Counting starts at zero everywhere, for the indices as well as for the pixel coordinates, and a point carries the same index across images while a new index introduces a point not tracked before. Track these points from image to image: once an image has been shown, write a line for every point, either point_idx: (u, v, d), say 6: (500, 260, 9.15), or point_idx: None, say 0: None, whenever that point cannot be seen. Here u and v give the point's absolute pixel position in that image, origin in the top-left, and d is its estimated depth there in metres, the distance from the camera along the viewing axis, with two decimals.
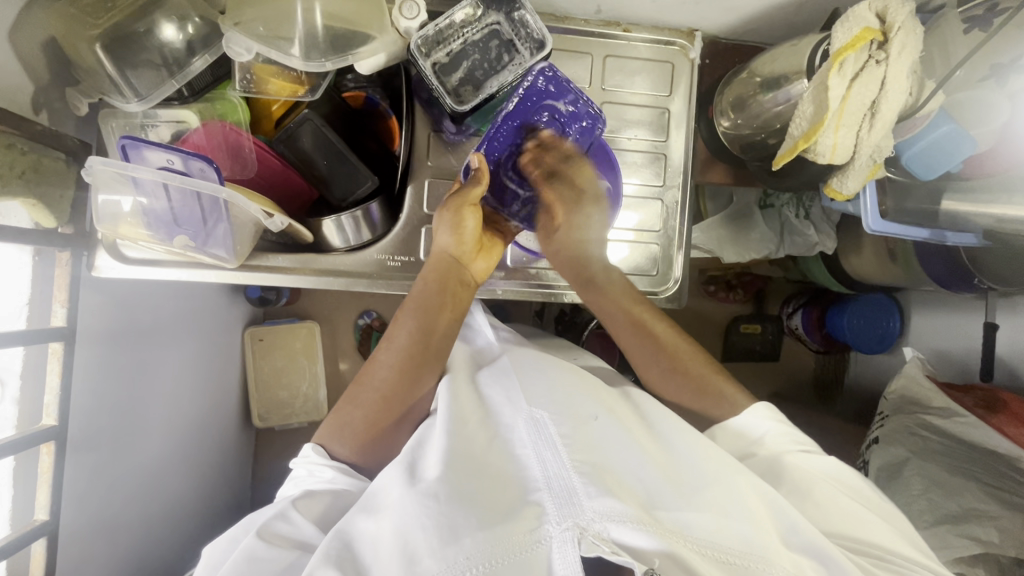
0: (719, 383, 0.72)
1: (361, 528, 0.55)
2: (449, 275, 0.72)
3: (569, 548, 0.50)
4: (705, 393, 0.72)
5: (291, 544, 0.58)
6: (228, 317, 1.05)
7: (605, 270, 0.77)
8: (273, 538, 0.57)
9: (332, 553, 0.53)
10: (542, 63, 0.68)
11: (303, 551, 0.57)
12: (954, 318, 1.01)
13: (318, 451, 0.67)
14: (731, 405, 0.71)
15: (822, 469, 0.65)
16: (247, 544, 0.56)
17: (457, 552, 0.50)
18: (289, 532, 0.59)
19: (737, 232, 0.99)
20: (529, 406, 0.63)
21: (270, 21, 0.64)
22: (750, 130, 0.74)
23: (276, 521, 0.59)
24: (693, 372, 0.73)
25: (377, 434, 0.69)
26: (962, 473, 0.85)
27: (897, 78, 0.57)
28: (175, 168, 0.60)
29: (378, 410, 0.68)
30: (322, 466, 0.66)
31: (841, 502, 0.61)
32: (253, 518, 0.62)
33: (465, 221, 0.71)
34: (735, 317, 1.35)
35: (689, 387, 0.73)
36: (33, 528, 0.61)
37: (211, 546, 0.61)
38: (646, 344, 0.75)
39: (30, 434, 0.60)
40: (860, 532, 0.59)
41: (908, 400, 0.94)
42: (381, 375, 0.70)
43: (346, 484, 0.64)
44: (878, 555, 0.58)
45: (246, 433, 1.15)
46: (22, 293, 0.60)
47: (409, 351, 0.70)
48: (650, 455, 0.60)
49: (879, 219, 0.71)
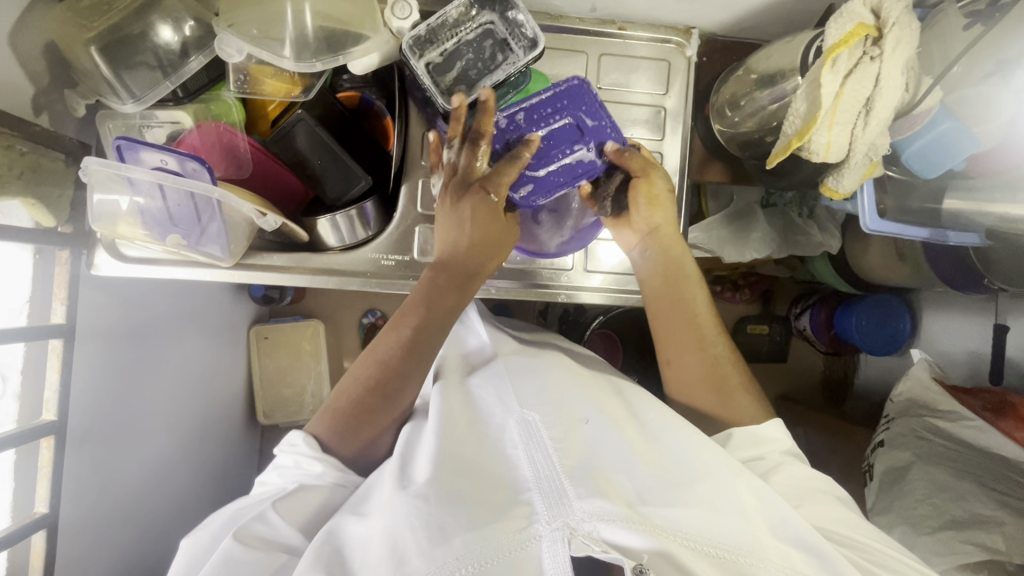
0: (739, 390, 0.71)
1: (352, 532, 0.55)
2: (460, 276, 0.70)
3: (559, 547, 0.50)
4: (723, 395, 0.71)
5: (272, 546, 0.59)
6: (232, 314, 1.06)
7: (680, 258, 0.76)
8: (250, 540, 0.57)
9: (322, 558, 0.53)
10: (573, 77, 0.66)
11: (288, 555, 0.59)
12: (964, 319, 0.99)
13: (307, 442, 0.65)
14: (744, 412, 0.70)
15: (803, 472, 0.65)
16: (225, 547, 0.56)
17: (446, 553, 0.50)
18: (267, 534, 0.59)
19: (739, 233, 0.97)
20: (521, 407, 0.63)
21: (263, 23, 0.64)
22: (746, 128, 0.73)
23: (254, 522, 0.59)
24: (719, 374, 0.72)
25: (366, 429, 0.67)
26: (968, 477, 0.83)
27: (892, 75, 0.56)
28: (170, 168, 0.61)
29: (370, 406, 0.67)
30: (311, 460, 0.64)
31: (823, 501, 0.62)
32: (238, 513, 0.62)
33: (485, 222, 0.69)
34: (742, 318, 1.33)
35: (709, 386, 0.72)
36: (33, 520, 0.62)
37: (191, 539, 0.62)
38: (684, 332, 0.74)
39: (30, 428, 0.61)
40: (844, 529, 0.60)
41: (918, 403, 0.93)
42: (372, 373, 0.68)
43: (334, 482, 0.64)
44: (862, 548, 0.58)
45: (252, 430, 1.17)
46: (21, 291, 0.62)
47: (407, 351, 0.68)
48: (634, 444, 0.60)
49: (876, 219, 0.70)
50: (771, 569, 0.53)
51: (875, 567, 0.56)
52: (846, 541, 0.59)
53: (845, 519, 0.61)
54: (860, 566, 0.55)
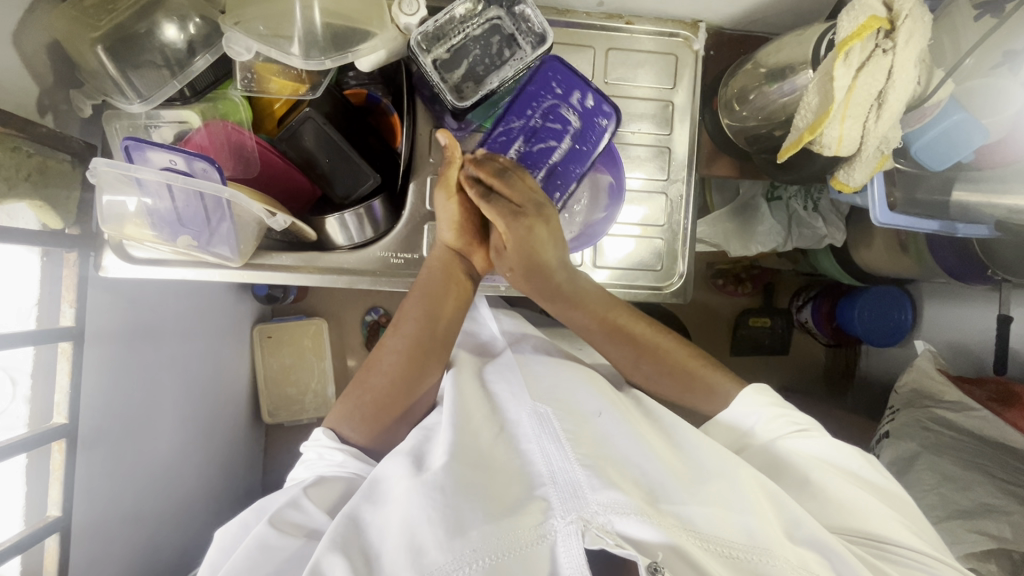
0: (710, 374, 0.72)
1: (369, 518, 0.54)
2: (453, 265, 0.74)
3: (573, 540, 0.49)
4: (694, 385, 0.72)
5: (301, 532, 0.57)
6: (235, 314, 1.05)
7: (580, 286, 0.74)
8: (284, 526, 0.56)
9: (337, 539, 0.52)
10: (591, 95, 0.72)
11: (309, 539, 0.56)
12: (963, 310, 1.01)
13: (329, 435, 0.67)
14: (723, 396, 0.70)
15: (822, 456, 0.64)
16: (259, 532, 0.55)
17: (463, 545, 0.48)
18: (302, 520, 0.58)
19: (744, 227, 0.98)
20: (534, 400, 0.62)
21: (270, 20, 0.64)
22: (756, 122, 0.73)
23: (289, 509, 0.58)
24: (682, 364, 0.72)
25: (387, 416, 0.69)
26: (974, 467, 0.84)
27: (904, 68, 0.56)
28: (178, 168, 0.60)
29: (388, 392, 0.69)
30: (333, 449, 0.65)
31: (842, 491, 0.60)
32: (266, 503, 0.62)
33: (450, 210, 0.71)
34: (744, 310, 1.32)
35: (676, 381, 0.72)
36: (46, 524, 0.62)
37: (223, 530, 0.61)
38: (624, 346, 0.73)
39: (42, 432, 0.61)
40: (866, 524, 0.58)
41: (922, 394, 0.92)
42: (387, 359, 0.70)
43: (355, 470, 0.64)
44: (880, 545, 0.57)
45: (255, 430, 1.16)
46: (30, 294, 0.61)
47: (417, 334, 0.71)
48: (657, 450, 0.59)
49: (886, 211, 0.71)
50: (785, 566, 0.51)
51: (883, 564, 0.55)
52: (864, 540, 0.57)
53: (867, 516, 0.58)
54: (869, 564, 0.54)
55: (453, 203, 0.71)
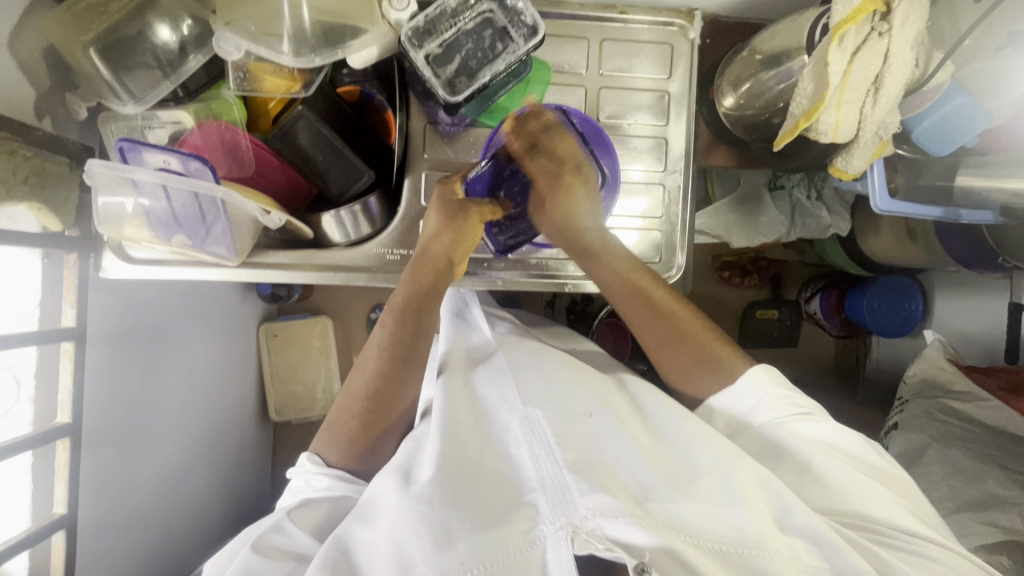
0: (714, 346, 0.71)
1: (357, 535, 0.54)
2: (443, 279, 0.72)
3: (562, 546, 0.49)
4: (702, 357, 0.71)
5: (288, 556, 0.58)
6: (240, 313, 1.06)
7: (607, 242, 0.74)
8: (267, 551, 0.57)
9: (328, 562, 0.52)
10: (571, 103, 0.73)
11: (299, 563, 0.58)
12: (976, 299, 0.98)
13: (313, 460, 0.67)
14: (730, 367, 0.70)
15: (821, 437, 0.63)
16: (243, 559, 0.56)
17: (451, 558, 0.48)
18: (284, 544, 0.59)
19: (747, 218, 0.97)
20: (524, 404, 0.61)
21: (260, 20, 0.65)
22: (753, 110, 0.72)
23: (272, 534, 0.59)
24: (691, 337, 0.72)
25: (370, 439, 0.68)
26: (985, 458, 0.82)
27: (900, 51, 0.55)
28: (173, 169, 0.61)
29: (368, 414, 0.68)
30: (318, 474, 0.66)
31: (838, 475, 0.59)
32: (250, 531, 0.63)
33: (467, 237, 0.73)
34: (752, 303, 1.31)
35: (686, 354, 0.71)
36: (52, 521, 0.63)
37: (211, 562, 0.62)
38: (643, 310, 0.73)
39: (45, 431, 0.62)
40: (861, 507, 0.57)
41: (931, 384, 0.91)
42: (368, 382, 0.70)
43: (343, 491, 0.65)
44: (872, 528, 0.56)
45: (263, 428, 1.17)
46: (31, 296, 0.62)
47: (397, 352, 0.71)
48: (642, 446, 0.58)
49: (887, 198, 0.69)
50: (776, 560, 0.52)
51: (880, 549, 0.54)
52: (853, 521, 0.57)
53: (861, 498, 0.58)
54: (863, 550, 0.53)
55: (473, 228, 0.73)
